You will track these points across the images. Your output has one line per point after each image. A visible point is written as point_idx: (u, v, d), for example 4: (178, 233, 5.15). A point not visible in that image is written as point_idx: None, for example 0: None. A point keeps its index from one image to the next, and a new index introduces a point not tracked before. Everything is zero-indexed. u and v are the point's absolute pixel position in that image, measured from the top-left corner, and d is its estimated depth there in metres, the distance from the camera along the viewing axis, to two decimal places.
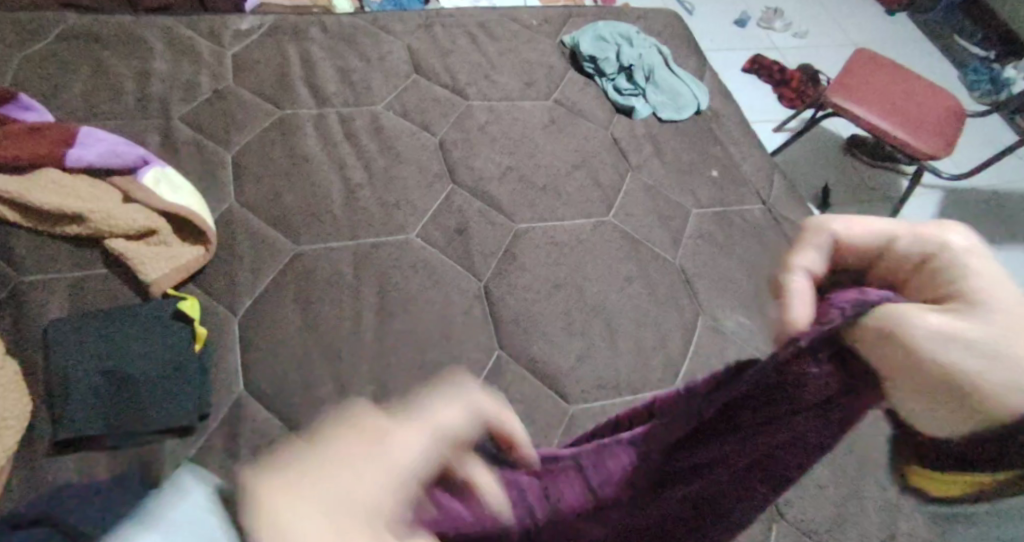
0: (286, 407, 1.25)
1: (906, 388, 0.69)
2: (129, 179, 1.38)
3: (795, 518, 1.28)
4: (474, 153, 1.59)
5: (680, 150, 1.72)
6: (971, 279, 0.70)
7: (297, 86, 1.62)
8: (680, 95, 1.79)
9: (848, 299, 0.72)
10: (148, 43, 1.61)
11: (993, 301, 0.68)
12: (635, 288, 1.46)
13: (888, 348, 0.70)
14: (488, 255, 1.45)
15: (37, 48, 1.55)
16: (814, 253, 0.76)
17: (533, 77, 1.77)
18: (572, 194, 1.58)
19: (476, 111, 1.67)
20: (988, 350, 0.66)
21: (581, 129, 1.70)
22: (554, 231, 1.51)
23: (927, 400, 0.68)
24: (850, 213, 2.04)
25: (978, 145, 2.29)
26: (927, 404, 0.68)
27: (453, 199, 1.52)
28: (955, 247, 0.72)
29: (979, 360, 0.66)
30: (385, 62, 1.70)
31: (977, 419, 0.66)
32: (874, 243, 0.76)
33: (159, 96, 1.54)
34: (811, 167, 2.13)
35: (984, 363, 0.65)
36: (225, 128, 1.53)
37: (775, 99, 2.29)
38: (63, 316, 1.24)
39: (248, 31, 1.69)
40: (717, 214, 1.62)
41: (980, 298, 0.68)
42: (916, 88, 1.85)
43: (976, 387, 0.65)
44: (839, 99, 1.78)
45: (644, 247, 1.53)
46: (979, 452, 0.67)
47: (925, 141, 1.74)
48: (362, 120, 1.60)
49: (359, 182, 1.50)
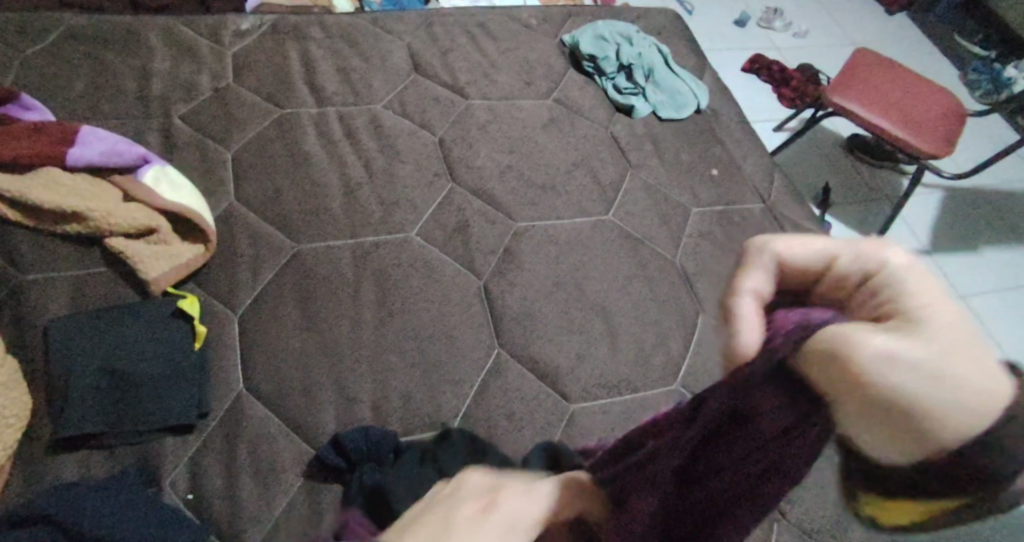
0: (286, 405, 1.25)
1: (847, 412, 0.64)
2: (129, 178, 1.39)
3: (796, 517, 1.28)
4: (474, 152, 1.59)
5: (680, 149, 1.72)
6: (913, 295, 0.65)
7: (297, 85, 1.62)
8: (680, 94, 1.79)
9: (794, 322, 0.70)
10: (148, 43, 1.61)
11: (938, 320, 0.63)
12: (635, 287, 1.46)
13: (828, 369, 0.65)
14: (488, 254, 1.45)
15: (38, 47, 1.55)
16: (762, 275, 0.72)
17: (533, 76, 1.77)
18: (572, 193, 1.58)
19: (476, 110, 1.67)
20: (927, 374, 0.60)
21: (581, 128, 1.70)
22: (553, 229, 1.51)
23: (869, 428, 0.63)
24: (850, 214, 2.04)
25: (979, 145, 2.29)
26: (870, 432, 0.63)
27: (453, 198, 1.52)
28: (897, 263, 0.67)
29: (926, 388, 0.61)
30: (385, 62, 1.70)
31: (917, 444, 0.61)
32: (817, 258, 0.71)
33: (160, 95, 1.54)
34: (811, 166, 2.12)
35: (932, 389, 0.61)
36: (225, 127, 1.53)
37: (776, 99, 2.29)
38: (63, 315, 1.24)
39: (248, 31, 1.69)
40: (717, 213, 1.62)
41: (921, 315, 0.63)
42: (916, 87, 1.85)
43: (917, 412, 0.61)
44: (840, 98, 1.78)
45: (644, 245, 1.53)
46: (923, 480, 0.63)
47: (927, 141, 1.74)
48: (362, 119, 1.60)
49: (359, 181, 1.50)
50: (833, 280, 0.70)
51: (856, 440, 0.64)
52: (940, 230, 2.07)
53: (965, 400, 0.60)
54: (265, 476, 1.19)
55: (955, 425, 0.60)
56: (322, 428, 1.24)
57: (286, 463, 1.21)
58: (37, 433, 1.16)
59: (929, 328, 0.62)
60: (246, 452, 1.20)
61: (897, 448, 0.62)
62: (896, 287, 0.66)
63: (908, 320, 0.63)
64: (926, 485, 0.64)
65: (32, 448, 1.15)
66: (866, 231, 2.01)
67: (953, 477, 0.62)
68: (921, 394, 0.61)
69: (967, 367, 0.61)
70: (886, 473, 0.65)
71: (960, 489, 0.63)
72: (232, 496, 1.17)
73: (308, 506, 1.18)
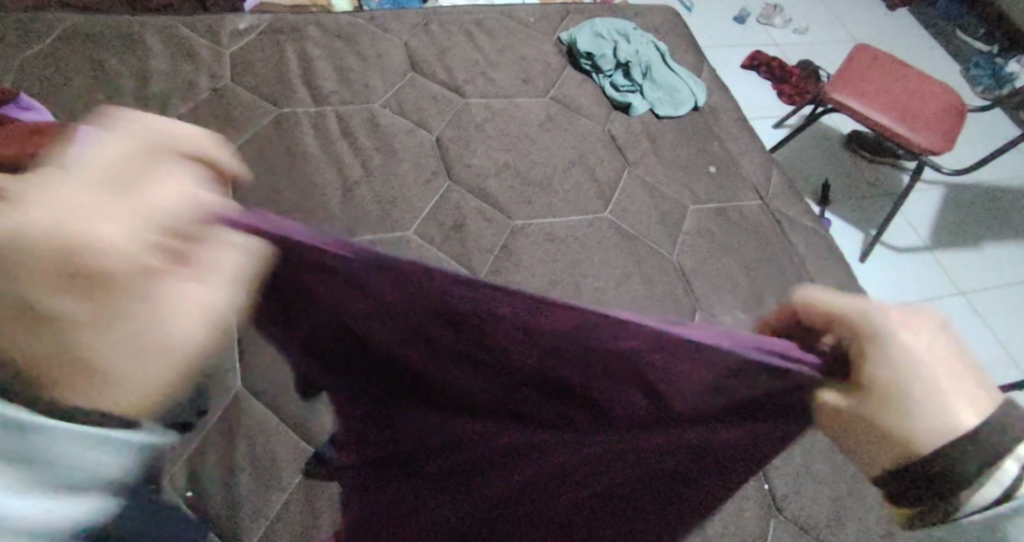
0: (283, 404, 1.27)
1: (859, 443, 0.86)
2: None
3: (792, 513, 1.28)
4: (472, 151, 1.59)
5: (679, 147, 1.72)
6: (893, 359, 0.82)
7: (295, 84, 1.62)
8: (679, 91, 1.78)
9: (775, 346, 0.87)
10: (146, 42, 1.61)
11: (891, 379, 0.82)
12: (633, 284, 1.46)
13: (842, 427, 0.87)
14: (485, 253, 1.45)
15: (36, 46, 1.55)
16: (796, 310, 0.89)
17: (531, 74, 1.77)
18: (570, 190, 1.58)
19: (474, 108, 1.67)
20: (890, 422, 0.82)
21: (579, 126, 1.70)
22: (551, 227, 1.51)
23: (866, 449, 0.85)
24: (851, 210, 2.04)
25: (980, 140, 2.28)
26: (864, 448, 0.86)
27: (451, 196, 1.52)
28: (891, 320, 0.83)
29: (881, 428, 0.83)
30: (383, 61, 1.70)
31: (895, 460, 0.83)
32: (855, 323, 0.84)
33: (157, 95, 1.54)
34: (811, 163, 2.12)
35: (888, 430, 0.82)
36: (223, 126, 1.53)
37: (775, 96, 2.28)
38: None
39: (246, 30, 1.70)
40: (715, 210, 1.62)
41: (892, 379, 0.82)
42: (917, 83, 1.84)
43: (887, 442, 0.83)
44: (839, 95, 1.77)
45: (641, 243, 1.52)
46: (917, 490, 0.82)
47: (927, 138, 1.73)
48: (359, 117, 1.60)
49: (357, 178, 1.50)
50: (849, 343, 0.85)
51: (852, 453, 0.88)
52: (940, 226, 2.07)
53: (929, 433, 0.80)
54: (263, 473, 1.24)
55: (924, 445, 0.81)
56: (318, 426, 1.27)
57: (282, 459, 1.26)
58: None
59: (881, 389, 0.82)
60: (245, 449, 1.24)
61: (877, 455, 0.85)
62: (879, 349, 0.82)
63: (862, 383, 0.84)
64: (922, 494, 0.82)
65: None
66: (865, 228, 2.01)
67: (922, 490, 0.82)
68: (884, 432, 0.82)
69: (932, 421, 0.80)
70: (894, 488, 0.85)
71: (926, 500, 0.82)
72: (232, 496, 1.21)
73: (303, 503, 1.23)
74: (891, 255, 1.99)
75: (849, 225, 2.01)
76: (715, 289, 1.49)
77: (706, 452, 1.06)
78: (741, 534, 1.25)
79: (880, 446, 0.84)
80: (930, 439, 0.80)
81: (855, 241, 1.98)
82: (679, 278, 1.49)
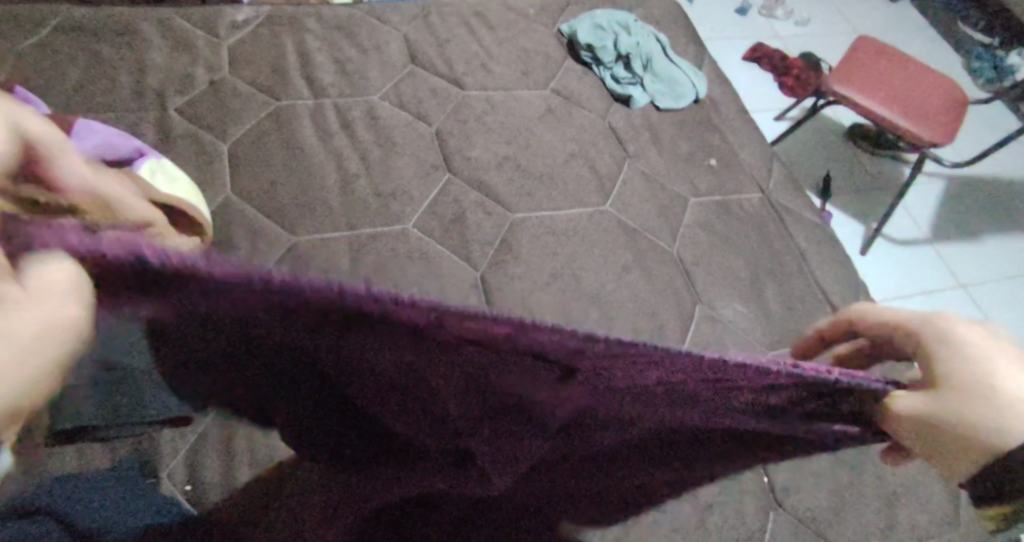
0: None
1: (927, 446, 0.81)
2: (124, 169, 1.33)
3: (791, 505, 1.28)
4: (472, 143, 1.58)
5: (679, 140, 1.71)
6: (957, 350, 0.81)
7: (293, 76, 1.61)
8: (679, 84, 1.77)
9: (775, 358, 0.88)
10: (143, 34, 1.60)
11: (970, 375, 0.79)
12: (634, 277, 1.45)
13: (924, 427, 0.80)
14: (485, 246, 1.44)
15: (33, 39, 1.54)
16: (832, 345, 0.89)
17: (530, 66, 1.75)
18: (570, 183, 1.57)
19: (473, 101, 1.66)
20: (972, 400, 0.78)
21: (579, 118, 1.69)
22: (551, 220, 1.50)
23: (933, 450, 0.81)
24: (853, 203, 2.03)
25: (981, 133, 2.27)
26: (943, 453, 0.80)
27: (450, 189, 1.51)
28: (939, 317, 0.83)
29: (947, 424, 0.79)
30: (382, 54, 1.69)
31: (980, 456, 0.77)
32: (888, 324, 0.87)
33: (155, 88, 1.53)
34: (813, 155, 2.11)
35: (958, 426, 0.78)
36: (221, 119, 1.52)
37: (776, 88, 2.27)
38: None
39: (244, 22, 1.68)
40: (716, 203, 1.61)
41: (949, 373, 0.80)
42: (919, 75, 1.83)
43: (958, 431, 0.78)
44: (841, 86, 1.76)
45: (642, 236, 1.52)
46: (988, 481, 0.78)
47: (928, 129, 1.72)
48: (359, 110, 1.59)
49: (356, 171, 1.49)
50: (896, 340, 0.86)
51: (926, 454, 0.82)
52: (942, 218, 2.06)
53: (1008, 418, 0.77)
54: None
55: (996, 435, 0.76)
56: None
57: None
58: None
59: (960, 386, 0.79)
60: None
61: (956, 455, 0.79)
62: (936, 344, 0.82)
63: (942, 383, 0.80)
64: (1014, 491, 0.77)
65: None
66: (867, 220, 2.00)
67: (1010, 479, 0.76)
68: (947, 423, 0.79)
69: (1003, 412, 0.77)
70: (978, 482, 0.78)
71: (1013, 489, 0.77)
72: None
73: None
74: (893, 248, 1.98)
75: (850, 218, 2.00)
76: (716, 281, 1.49)
77: (689, 434, 1.06)
78: (742, 529, 1.24)
79: (962, 446, 0.78)
80: (1021, 426, 0.76)
81: (857, 234, 1.98)
82: (680, 271, 1.48)
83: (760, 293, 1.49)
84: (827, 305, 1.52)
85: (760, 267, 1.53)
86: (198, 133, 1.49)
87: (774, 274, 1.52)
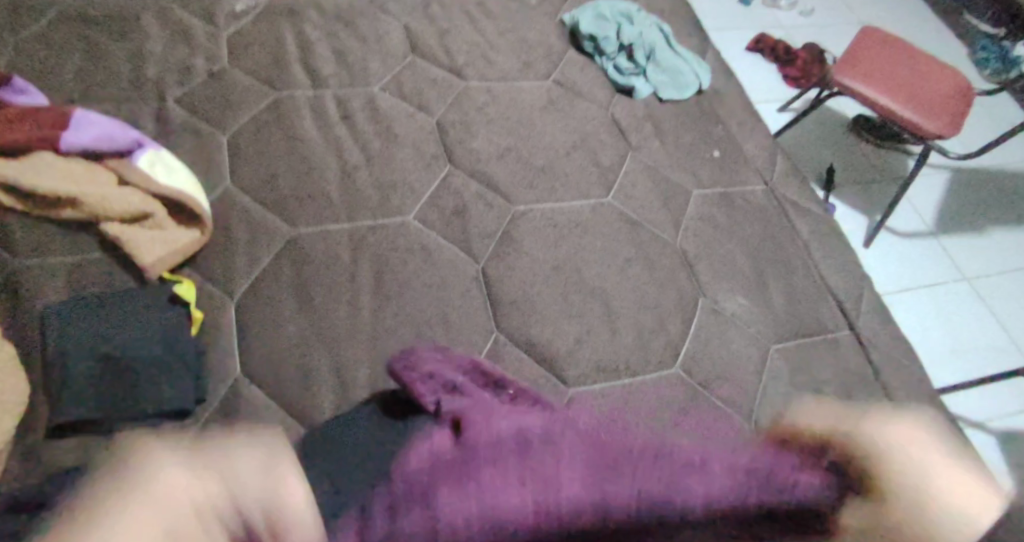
0: (282, 390, 1.25)
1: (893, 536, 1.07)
2: (123, 161, 1.37)
3: None
4: (473, 135, 1.57)
5: (682, 131, 1.69)
6: (898, 478, 1.10)
7: (292, 67, 1.60)
8: (682, 75, 1.76)
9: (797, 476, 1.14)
10: (142, 24, 1.59)
11: (906, 504, 1.08)
12: (637, 270, 1.45)
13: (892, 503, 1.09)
14: (486, 238, 1.43)
15: (30, 30, 1.53)
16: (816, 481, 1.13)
17: (532, 57, 1.74)
18: (572, 175, 1.55)
19: (475, 91, 1.64)
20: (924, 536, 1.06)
21: (581, 109, 1.67)
22: (553, 213, 1.49)
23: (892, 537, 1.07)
24: (856, 195, 2.02)
25: (987, 125, 2.25)
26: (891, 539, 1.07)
27: (451, 180, 1.50)
28: (892, 442, 1.14)
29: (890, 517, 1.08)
30: (382, 43, 1.68)
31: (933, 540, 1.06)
32: (835, 447, 1.16)
33: (153, 78, 1.52)
34: (816, 147, 2.10)
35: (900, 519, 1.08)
36: (220, 109, 1.51)
37: (780, 80, 2.26)
38: (57, 303, 1.24)
39: (243, 12, 1.67)
40: (719, 195, 1.60)
41: (900, 481, 1.10)
42: (926, 66, 1.82)
43: (921, 529, 1.07)
44: (847, 78, 1.75)
45: (644, 228, 1.50)
46: None
47: (933, 120, 1.71)
48: (358, 101, 1.58)
49: (356, 162, 1.48)
50: (857, 464, 1.13)
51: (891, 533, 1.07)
52: (946, 210, 2.05)
53: (961, 525, 1.07)
54: None
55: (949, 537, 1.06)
56: (318, 413, 1.25)
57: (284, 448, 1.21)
58: (35, 419, 1.18)
59: (900, 507, 1.08)
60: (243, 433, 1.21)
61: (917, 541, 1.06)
62: (889, 459, 1.12)
63: (880, 494, 1.10)
64: None
65: (30, 434, 1.17)
66: (870, 213, 1.99)
67: None
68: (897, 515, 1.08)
69: (947, 518, 1.07)
70: None
71: None
72: None
73: None
74: (897, 241, 1.97)
75: (853, 211, 1.99)
76: (719, 274, 1.48)
77: None
78: None
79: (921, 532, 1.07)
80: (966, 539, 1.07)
81: (860, 227, 1.97)
82: (683, 264, 1.47)
83: (763, 287, 1.48)
84: (831, 298, 1.50)
85: (764, 260, 1.52)
86: (197, 124, 1.48)
87: (777, 267, 1.51)
